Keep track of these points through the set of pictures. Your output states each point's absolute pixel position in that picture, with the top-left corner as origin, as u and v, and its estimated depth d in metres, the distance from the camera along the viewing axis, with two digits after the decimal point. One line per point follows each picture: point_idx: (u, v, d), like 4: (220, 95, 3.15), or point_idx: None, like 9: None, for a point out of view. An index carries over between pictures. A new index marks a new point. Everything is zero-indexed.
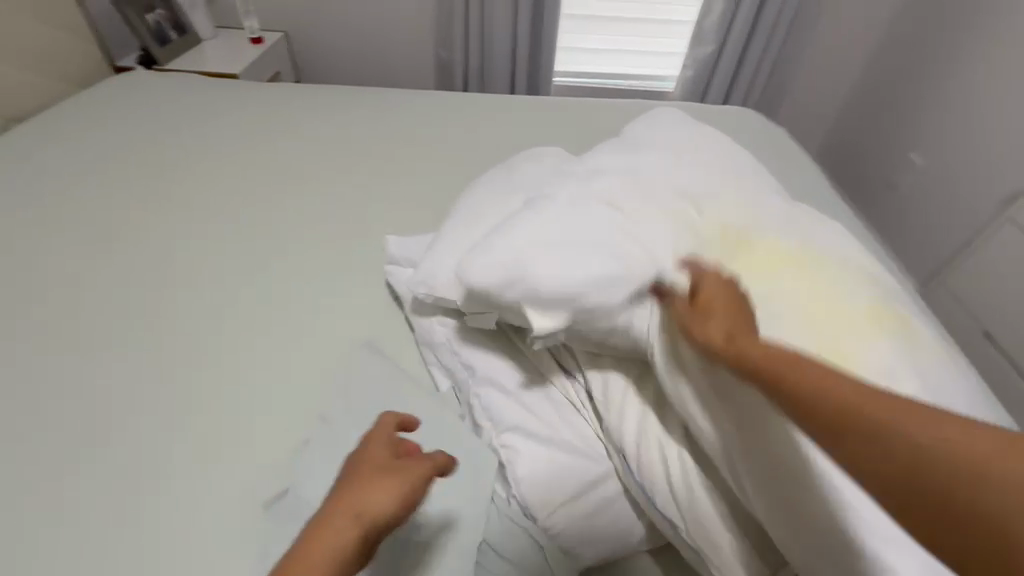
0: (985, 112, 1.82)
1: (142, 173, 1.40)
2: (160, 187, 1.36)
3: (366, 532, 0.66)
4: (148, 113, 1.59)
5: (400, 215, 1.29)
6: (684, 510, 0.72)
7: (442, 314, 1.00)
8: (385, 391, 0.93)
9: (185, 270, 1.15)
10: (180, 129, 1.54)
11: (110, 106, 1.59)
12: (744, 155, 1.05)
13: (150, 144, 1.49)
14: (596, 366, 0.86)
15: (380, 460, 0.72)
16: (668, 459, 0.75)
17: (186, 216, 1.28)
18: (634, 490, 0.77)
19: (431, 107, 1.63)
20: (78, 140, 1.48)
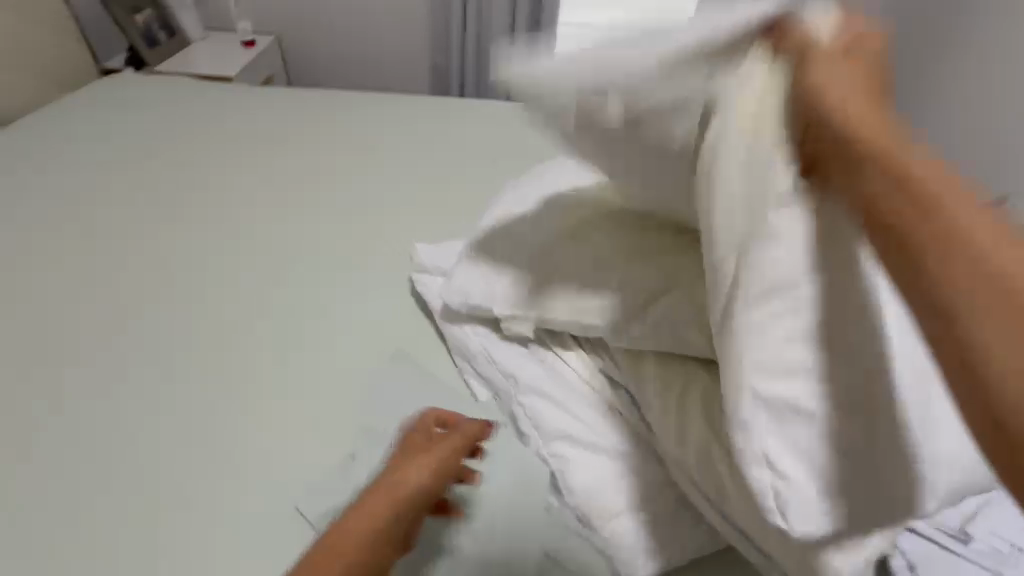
0: None
1: (150, 181, 1.33)
2: (165, 192, 1.30)
3: (405, 507, 0.64)
4: (147, 115, 1.52)
5: (427, 214, 1.24)
6: (745, 518, 0.64)
7: (475, 322, 0.93)
8: (416, 398, 0.89)
9: (205, 274, 1.10)
10: (180, 132, 1.47)
11: (106, 111, 1.52)
12: None
13: (151, 148, 1.42)
14: (632, 368, 0.76)
15: (418, 443, 0.74)
16: (712, 467, 0.66)
17: (199, 219, 1.22)
18: (693, 496, 0.69)
19: (447, 108, 1.59)
20: (72, 144, 1.41)
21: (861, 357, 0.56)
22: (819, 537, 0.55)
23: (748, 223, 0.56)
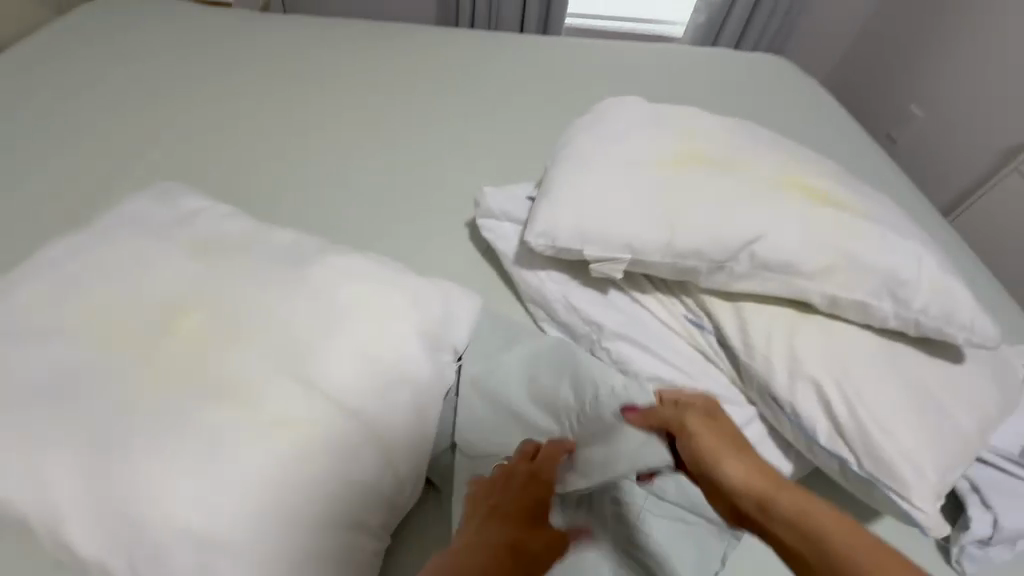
0: (970, 76, 1.95)
1: (122, 87, 1.27)
2: (109, 112, 1.21)
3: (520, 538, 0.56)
4: (124, 29, 1.43)
5: (406, 150, 1.16)
6: (860, 451, 0.63)
7: (556, 269, 0.83)
8: (229, 302, 0.67)
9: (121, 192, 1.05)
10: (145, 51, 1.37)
11: (102, 20, 1.44)
12: (772, 138, 0.96)
13: (110, 63, 1.33)
14: (728, 300, 0.75)
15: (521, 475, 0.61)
16: (786, 391, 0.67)
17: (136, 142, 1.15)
18: (786, 430, 0.67)
19: (447, 50, 1.49)
20: (32, 54, 1.31)
21: (186, 529, 0.51)
22: (89, 537, 0.51)
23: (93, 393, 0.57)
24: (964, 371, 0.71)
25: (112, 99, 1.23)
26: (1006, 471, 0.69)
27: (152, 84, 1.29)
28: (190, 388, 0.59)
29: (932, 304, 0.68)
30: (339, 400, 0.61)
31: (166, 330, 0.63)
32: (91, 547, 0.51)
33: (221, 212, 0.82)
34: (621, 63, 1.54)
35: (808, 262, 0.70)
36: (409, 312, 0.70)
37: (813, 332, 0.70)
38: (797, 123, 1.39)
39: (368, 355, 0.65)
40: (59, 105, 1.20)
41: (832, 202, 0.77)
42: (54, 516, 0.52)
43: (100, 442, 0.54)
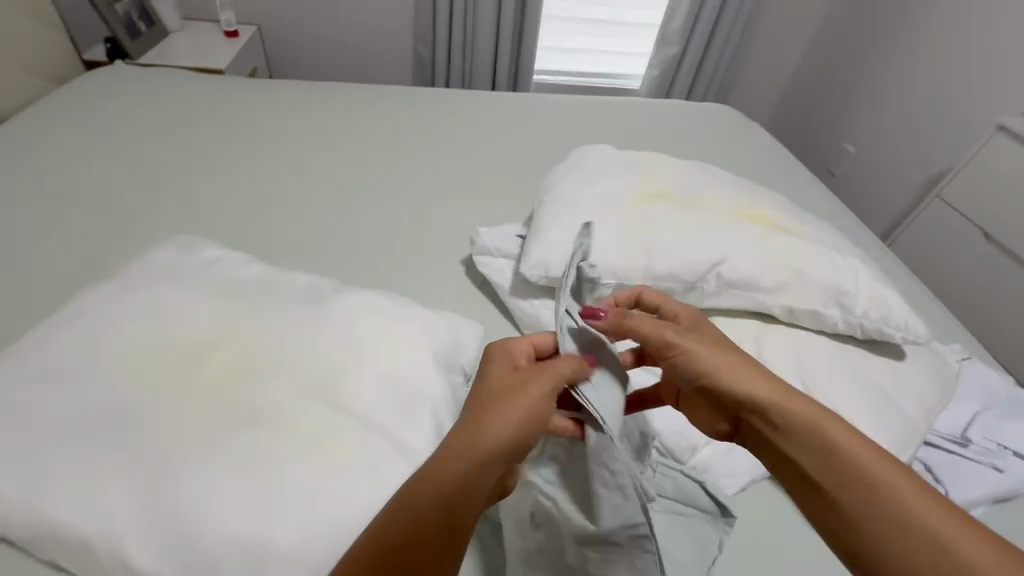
0: (887, 118, 2.27)
1: (126, 149, 1.34)
2: (117, 172, 1.28)
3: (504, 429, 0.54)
4: (127, 95, 1.52)
5: (402, 198, 1.28)
6: None
7: (549, 297, 0.93)
8: (259, 336, 0.74)
9: (134, 245, 1.11)
10: (149, 114, 1.46)
11: (102, 88, 1.53)
12: (728, 176, 1.11)
13: (115, 127, 1.41)
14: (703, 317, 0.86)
15: (506, 368, 0.61)
16: None
17: (146, 198, 1.22)
18: None
19: (431, 107, 1.63)
20: (38, 120, 1.38)
21: (244, 541, 0.56)
22: (152, 553, 0.55)
23: (139, 421, 0.62)
24: (904, 365, 0.83)
25: (117, 160, 1.31)
26: (954, 454, 0.80)
27: (160, 144, 1.38)
28: (230, 415, 0.64)
29: (872, 309, 0.80)
30: (364, 419, 0.67)
31: (203, 363, 0.69)
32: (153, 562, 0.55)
33: (240, 259, 0.89)
34: (589, 115, 1.71)
35: (765, 278, 0.81)
36: (421, 338, 0.78)
37: (777, 339, 0.81)
38: (746, 163, 1.58)
39: (389, 379, 0.72)
40: (67, 165, 1.26)
41: (782, 228, 0.90)
42: (112, 539, 0.56)
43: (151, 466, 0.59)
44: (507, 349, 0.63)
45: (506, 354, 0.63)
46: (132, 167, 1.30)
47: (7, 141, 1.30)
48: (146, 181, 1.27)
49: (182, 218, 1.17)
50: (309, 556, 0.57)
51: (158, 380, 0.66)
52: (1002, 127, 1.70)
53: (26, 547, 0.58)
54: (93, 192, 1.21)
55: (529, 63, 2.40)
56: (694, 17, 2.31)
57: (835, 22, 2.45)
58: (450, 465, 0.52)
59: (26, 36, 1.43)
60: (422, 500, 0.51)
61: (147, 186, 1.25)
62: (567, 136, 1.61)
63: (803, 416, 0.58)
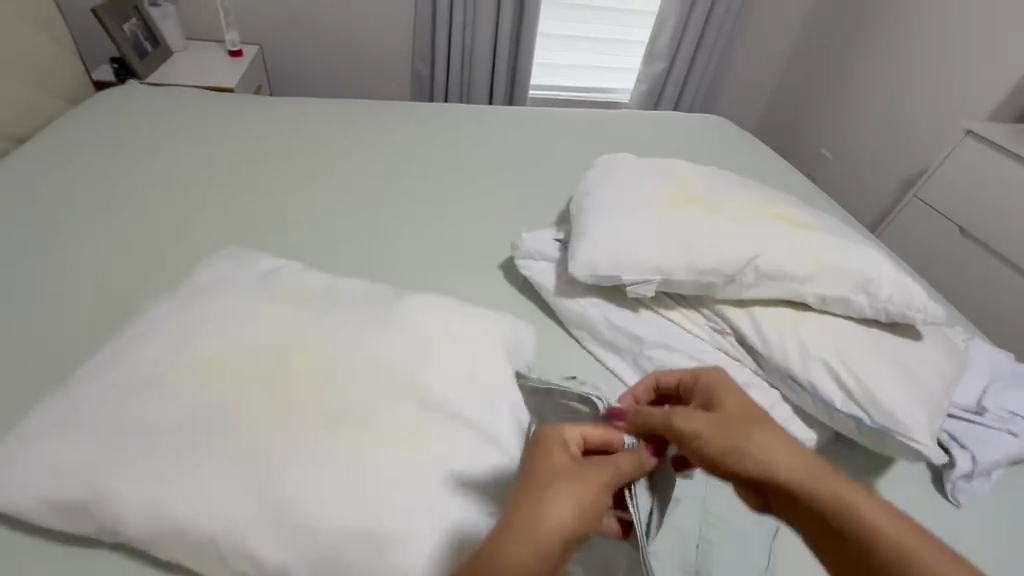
0: (862, 126, 2.44)
1: (149, 166, 1.35)
2: (146, 188, 1.28)
3: (560, 527, 0.52)
4: (145, 113, 1.53)
5: (432, 209, 1.32)
6: (870, 412, 0.79)
7: (594, 295, 0.99)
8: (338, 337, 0.77)
9: (174, 258, 1.11)
10: (169, 132, 1.47)
11: (117, 107, 1.54)
12: (743, 179, 1.19)
13: (138, 144, 1.41)
14: (742, 307, 0.93)
15: (564, 458, 0.58)
16: (806, 371, 0.83)
17: (179, 213, 1.23)
18: (808, 403, 0.83)
19: (445, 122, 1.69)
20: (58, 139, 1.37)
21: (364, 527, 0.59)
22: (279, 544, 0.59)
23: (242, 422, 0.65)
24: (925, 345, 0.91)
25: (143, 177, 1.31)
26: (972, 422, 0.88)
27: (185, 161, 1.39)
28: (323, 413, 0.67)
29: (895, 294, 0.88)
30: (451, 412, 0.71)
31: (291, 364, 0.71)
32: (284, 549, 0.58)
33: (299, 269, 0.92)
34: (595, 128, 1.80)
35: (799, 270, 0.89)
36: (490, 337, 0.82)
37: (812, 325, 0.88)
38: (745, 168, 1.68)
39: (468, 374, 0.76)
40: (94, 184, 1.27)
41: (805, 225, 0.98)
42: (239, 533, 0.59)
43: (262, 462, 0.62)
44: (565, 435, 0.61)
45: (563, 439, 0.61)
46: (160, 183, 1.30)
47: (30, 161, 1.29)
48: (176, 196, 1.27)
49: (218, 231, 1.19)
50: (424, 542, 0.60)
51: (251, 381, 0.69)
52: (971, 131, 1.86)
53: (145, 545, 0.60)
54: (123, 209, 1.21)
55: (525, 79, 2.49)
56: (681, 34, 2.44)
57: (808, 37, 2.63)
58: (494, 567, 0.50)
59: (42, 56, 1.44)
60: None
61: (178, 202, 1.26)
62: (577, 147, 1.69)
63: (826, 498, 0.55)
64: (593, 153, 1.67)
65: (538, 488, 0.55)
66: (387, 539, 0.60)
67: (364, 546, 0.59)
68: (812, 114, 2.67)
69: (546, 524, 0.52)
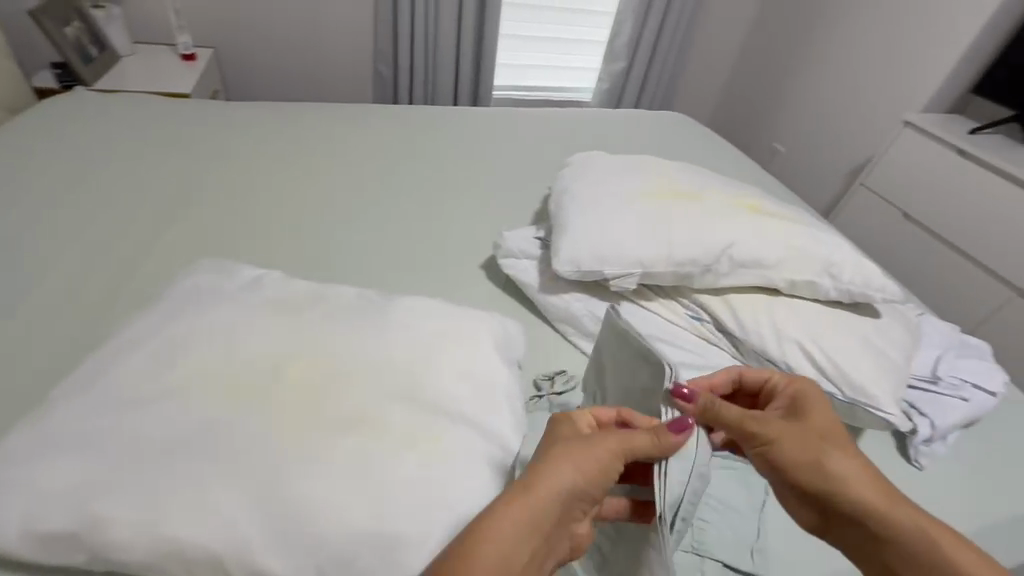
0: (810, 119, 2.57)
1: (106, 176, 1.28)
2: (103, 199, 1.22)
3: (561, 479, 0.54)
4: (95, 121, 1.45)
5: (408, 211, 1.32)
6: (841, 387, 0.85)
7: (576, 290, 1.01)
8: (328, 344, 0.76)
9: (140, 270, 1.06)
10: (123, 140, 1.40)
11: (64, 115, 1.45)
12: (709, 173, 1.25)
13: (89, 154, 1.34)
14: (718, 296, 0.97)
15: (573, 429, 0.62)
16: (781, 353, 0.88)
17: (142, 224, 1.17)
18: None
19: (414, 124, 1.68)
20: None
21: (373, 531, 0.60)
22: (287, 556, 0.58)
23: (237, 436, 0.63)
24: (883, 322, 0.98)
25: (99, 187, 1.24)
26: (929, 390, 0.95)
27: (144, 170, 1.33)
28: (321, 420, 0.67)
29: (856, 276, 0.95)
30: (450, 411, 0.71)
31: (288, 373, 0.71)
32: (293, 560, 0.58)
33: (280, 278, 0.91)
34: (562, 127, 1.83)
35: (770, 257, 0.94)
36: (483, 334, 0.83)
37: (783, 308, 0.93)
38: (708, 162, 1.74)
39: (464, 373, 0.76)
40: (44, 196, 1.19)
41: (772, 213, 1.04)
42: (243, 549, 0.57)
43: (262, 474, 0.61)
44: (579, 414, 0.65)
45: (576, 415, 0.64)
46: (119, 193, 1.24)
47: None
48: (138, 206, 1.22)
49: (187, 241, 1.15)
50: (433, 542, 0.61)
51: (244, 394, 0.68)
52: (908, 122, 2.00)
53: (142, 570, 0.58)
54: (80, 221, 1.15)
55: (490, 80, 2.50)
56: (638, 34, 2.51)
57: (757, 36, 2.76)
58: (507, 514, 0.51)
59: None
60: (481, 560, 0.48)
61: (141, 212, 1.20)
62: (546, 146, 1.71)
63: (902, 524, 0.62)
64: (563, 151, 1.70)
65: (548, 450, 0.58)
66: (397, 542, 0.60)
67: (375, 549, 0.59)
68: (764, 110, 2.80)
69: (549, 476, 0.55)
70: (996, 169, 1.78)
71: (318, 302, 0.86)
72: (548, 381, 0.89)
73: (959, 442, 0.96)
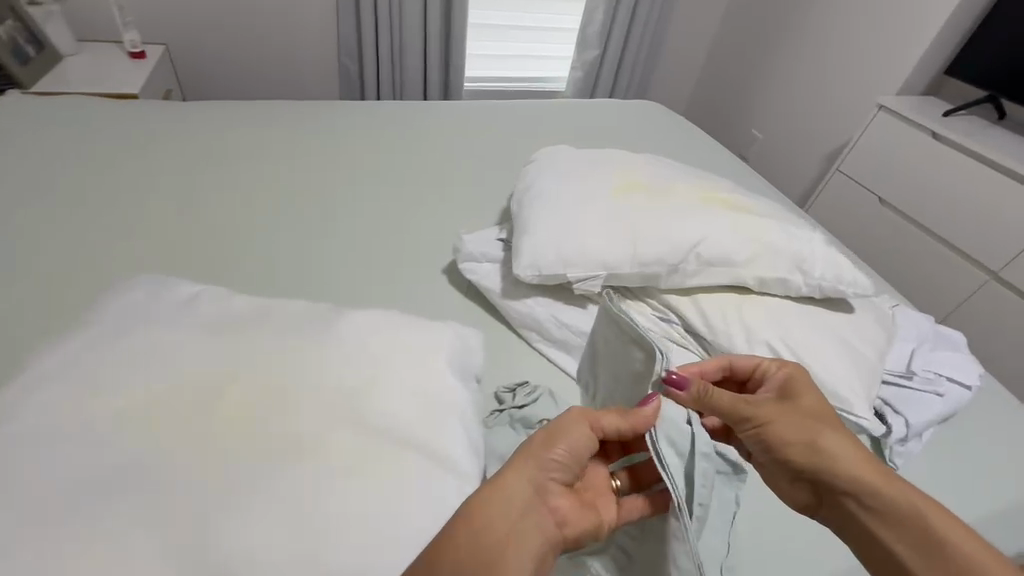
0: (786, 104, 2.54)
1: (39, 184, 1.20)
2: (35, 210, 1.14)
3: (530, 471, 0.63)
4: (29, 125, 1.36)
5: (367, 214, 1.26)
6: None
7: (539, 295, 0.97)
8: (262, 365, 0.70)
9: (71, 287, 0.98)
10: (60, 146, 1.31)
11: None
12: (678, 164, 1.20)
13: (21, 161, 1.25)
14: (687, 296, 0.93)
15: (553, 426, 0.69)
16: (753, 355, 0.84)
17: (77, 236, 1.09)
18: None
19: (376, 120, 1.61)
20: None
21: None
22: None
23: (151, 477, 0.58)
24: (857, 318, 0.95)
25: (30, 198, 1.16)
26: (902, 385, 0.92)
27: (81, 177, 1.24)
28: (246, 455, 0.60)
29: (827, 271, 0.91)
30: (397, 437, 0.66)
31: (214, 403, 0.65)
32: None
33: (220, 292, 0.85)
34: (532, 119, 1.77)
35: (739, 254, 0.90)
36: (435, 347, 0.78)
37: (754, 308, 0.89)
38: (683, 152, 1.70)
39: (411, 391, 0.71)
40: None
41: (741, 207, 0.99)
42: None
43: (176, 521, 0.55)
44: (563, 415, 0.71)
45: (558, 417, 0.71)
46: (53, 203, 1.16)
47: None
48: (73, 217, 1.14)
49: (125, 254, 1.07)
50: None
51: (164, 429, 0.62)
52: (883, 106, 1.97)
53: None
54: (9, 235, 1.07)
55: (459, 72, 2.42)
56: (611, 20, 2.45)
57: (731, 19, 2.71)
58: (484, 499, 0.59)
59: None
60: (458, 540, 0.56)
61: (75, 223, 1.12)
62: (515, 139, 1.66)
63: (890, 496, 0.61)
64: (532, 144, 1.64)
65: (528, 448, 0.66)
66: None
67: None
68: (740, 96, 2.77)
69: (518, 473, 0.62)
70: (970, 153, 1.77)
71: (263, 316, 0.80)
72: (510, 394, 0.84)
73: (934, 437, 0.94)
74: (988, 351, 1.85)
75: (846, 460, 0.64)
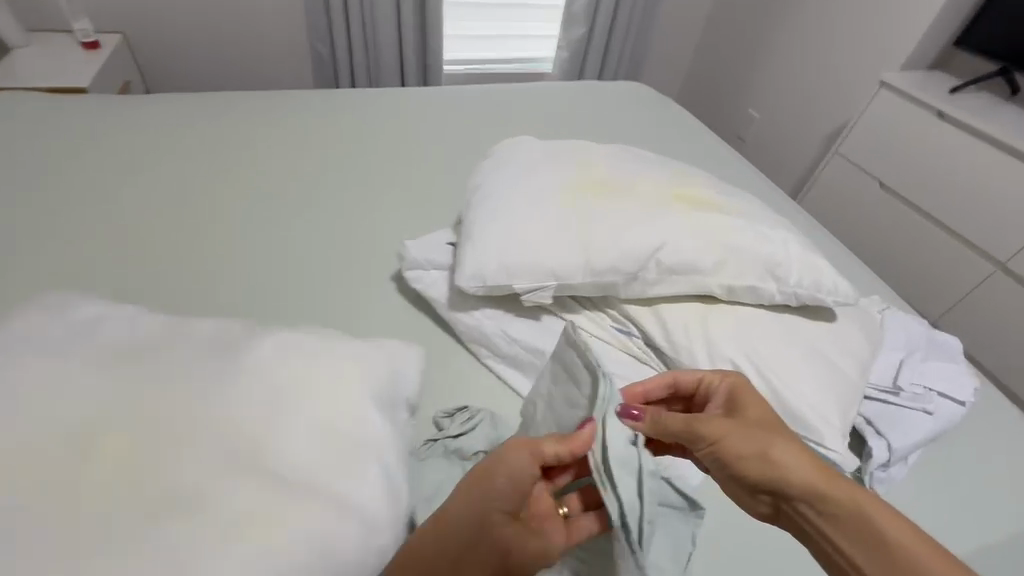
0: (784, 82, 2.40)
1: None
2: None
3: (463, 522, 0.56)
4: None
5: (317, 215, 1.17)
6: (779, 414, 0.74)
7: (488, 306, 0.88)
8: (155, 403, 0.63)
9: None
10: None
11: None
12: (649, 155, 1.10)
13: None
14: (648, 306, 0.84)
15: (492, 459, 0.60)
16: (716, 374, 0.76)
17: None
18: None
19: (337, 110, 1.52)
20: None
21: None
22: None
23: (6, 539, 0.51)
24: (839, 326, 0.86)
25: None
26: (886, 402, 0.84)
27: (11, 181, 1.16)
28: (122, 509, 0.54)
29: (804, 277, 0.82)
30: (297, 485, 0.59)
31: (88, 452, 0.58)
32: None
33: (130, 312, 0.78)
34: (506, 104, 1.66)
35: (704, 260, 0.81)
36: (355, 378, 0.71)
37: (720, 320, 0.81)
38: (667, 139, 1.59)
39: (320, 430, 0.64)
40: None
41: (710, 205, 0.90)
42: None
43: None
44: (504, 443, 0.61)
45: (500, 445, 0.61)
46: None
47: None
48: None
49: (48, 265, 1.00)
50: None
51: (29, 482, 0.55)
52: (886, 83, 1.84)
53: None
54: None
55: (438, 56, 2.31)
56: None
57: None
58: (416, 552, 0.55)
59: None
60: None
61: None
62: (486, 127, 1.56)
63: (845, 507, 0.55)
64: (504, 132, 1.54)
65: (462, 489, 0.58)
66: None
67: None
68: (736, 74, 2.63)
69: (452, 524, 0.56)
70: (978, 133, 1.64)
71: (170, 341, 0.73)
72: (448, 420, 0.78)
73: (922, 456, 0.85)
74: (992, 344, 1.75)
75: (798, 472, 0.58)
